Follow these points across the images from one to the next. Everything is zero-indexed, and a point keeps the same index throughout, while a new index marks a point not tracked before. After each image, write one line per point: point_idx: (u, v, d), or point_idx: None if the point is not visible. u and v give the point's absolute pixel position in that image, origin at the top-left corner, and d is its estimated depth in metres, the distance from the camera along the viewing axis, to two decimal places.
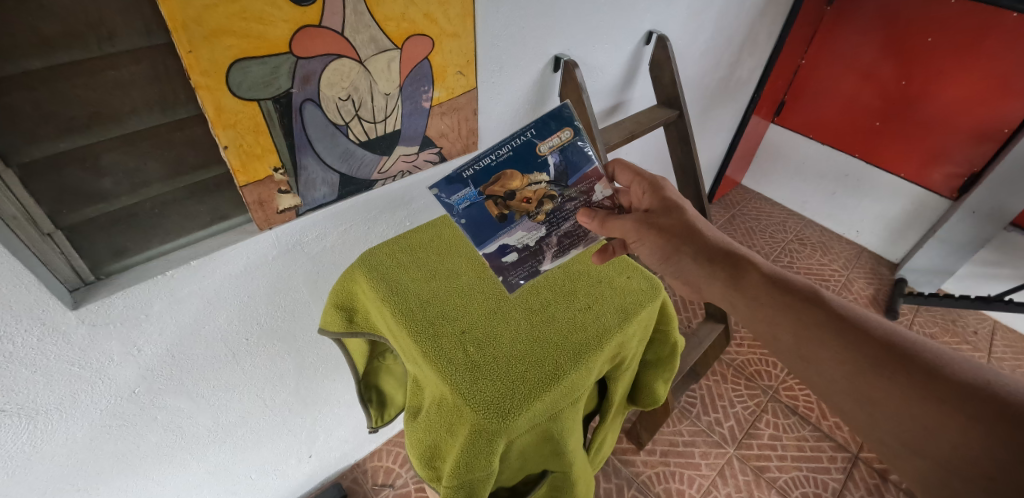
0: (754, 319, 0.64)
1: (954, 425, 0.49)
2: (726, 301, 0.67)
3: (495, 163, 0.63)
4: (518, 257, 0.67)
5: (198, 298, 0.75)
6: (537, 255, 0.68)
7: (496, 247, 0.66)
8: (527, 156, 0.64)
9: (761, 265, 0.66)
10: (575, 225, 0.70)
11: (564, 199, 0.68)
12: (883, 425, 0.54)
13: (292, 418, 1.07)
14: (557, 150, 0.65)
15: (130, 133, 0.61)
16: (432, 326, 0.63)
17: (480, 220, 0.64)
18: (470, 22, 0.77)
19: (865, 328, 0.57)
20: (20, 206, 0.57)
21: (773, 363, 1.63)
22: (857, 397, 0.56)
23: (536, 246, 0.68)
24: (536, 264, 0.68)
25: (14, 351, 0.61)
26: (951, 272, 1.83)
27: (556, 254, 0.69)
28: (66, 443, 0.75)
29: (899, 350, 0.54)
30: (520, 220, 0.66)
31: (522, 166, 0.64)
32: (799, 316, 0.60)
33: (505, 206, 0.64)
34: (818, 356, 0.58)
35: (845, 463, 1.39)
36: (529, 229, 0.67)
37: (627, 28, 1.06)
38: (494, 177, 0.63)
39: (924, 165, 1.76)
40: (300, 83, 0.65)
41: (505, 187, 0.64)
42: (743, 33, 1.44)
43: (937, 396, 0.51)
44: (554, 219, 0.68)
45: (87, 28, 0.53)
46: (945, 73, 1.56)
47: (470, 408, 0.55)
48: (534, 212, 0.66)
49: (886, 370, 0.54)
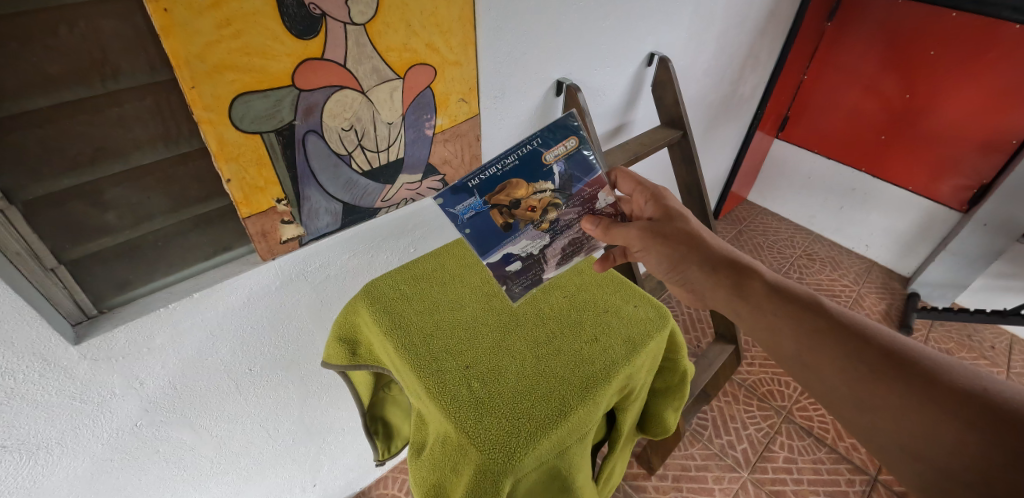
0: (756, 326, 0.62)
1: (949, 432, 0.47)
2: (729, 309, 0.65)
3: (501, 173, 0.60)
4: (522, 265, 0.68)
5: (201, 330, 0.74)
6: (540, 263, 0.69)
7: (500, 256, 0.65)
8: (533, 165, 0.62)
9: (764, 274, 0.64)
10: (579, 233, 0.70)
11: (569, 206, 0.67)
12: (882, 431, 0.52)
13: (298, 447, 1.05)
14: (563, 158, 0.64)
15: (134, 169, 0.62)
16: (434, 362, 0.62)
17: (485, 230, 0.63)
18: (471, 50, 0.77)
19: (865, 335, 0.55)
20: (24, 244, 0.57)
21: (785, 383, 1.60)
22: (857, 402, 0.53)
23: (539, 253, 0.68)
24: (539, 272, 0.69)
25: (15, 386, 0.61)
26: (964, 286, 1.80)
27: (560, 262, 0.70)
28: (67, 478, 0.74)
29: (897, 357, 0.53)
30: (525, 229, 0.65)
31: (528, 175, 0.62)
32: (801, 322, 0.58)
33: (510, 214, 0.63)
34: (821, 363, 0.56)
35: (863, 487, 1.35)
36: (534, 238, 0.67)
37: (628, 50, 1.06)
38: (500, 186, 0.61)
39: (932, 178, 1.75)
40: (303, 115, 0.65)
41: (512, 199, 0.62)
42: (744, 51, 1.45)
43: (935, 401, 0.49)
44: (557, 227, 0.68)
45: (90, 66, 0.54)
46: (950, 86, 1.56)
47: (476, 447, 0.54)
48: (539, 220, 0.66)
49: (886, 375, 0.52)
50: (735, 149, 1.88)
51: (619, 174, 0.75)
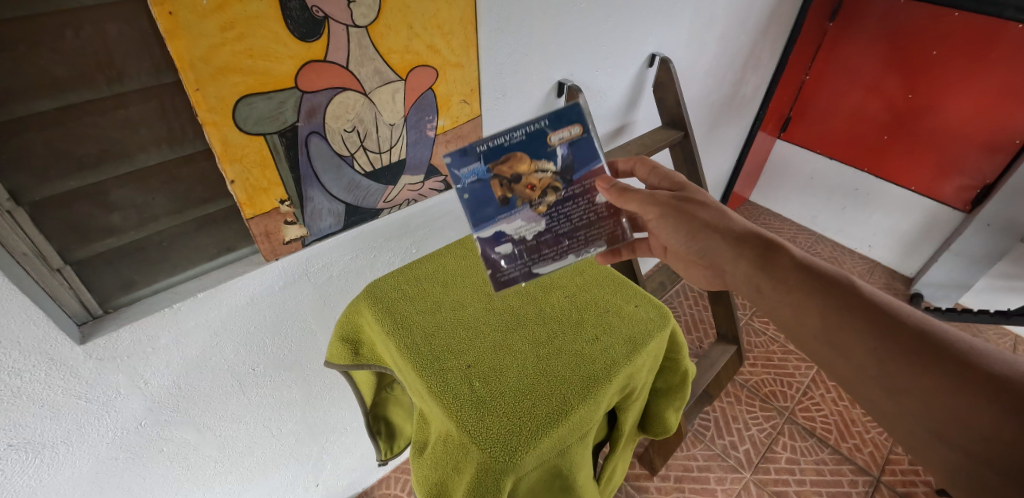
0: (781, 305, 0.61)
1: (985, 417, 0.46)
2: (753, 285, 0.64)
3: (506, 145, 0.60)
4: (512, 251, 0.66)
5: (205, 330, 0.75)
6: (532, 252, 0.67)
7: (491, 234, 0.64)
8: (538, 143, 0.62)
9: (792, 252, 0.64)
10: (575, 227, 0.69)
11: (568, 194, 0.67)
12: (911, 415, 0.51)
13: (301, 447, 1.06)
14: (570, 141, 0.64)
15: (139, 170, 0.62)
16: (437, 361, 0.62)
17: (480, 200, 0.62)
18: (473, 52, 0.78)
19: (897, 316, 0.54)
20: (32, 245, 0.58)
21: (787, 383, 1.60)
22: (887, 385, 0.52)
23: (531, 241, 0.67)
24: (529, 265, 0.68)
25: (21, 385, 0.61)
26: (967, 286, 1.79)
27: (550, 257, 0.68)
28: (72, 477, 0.74)
29: (933, 340, 0.51)
30: (520, 208, 0.64)
31: (532, 151, 0.62)
32: (832, 300, 0.57)
33: (507, 190, 0.62)
34: (850, 342, 0.55)
35: (866, 488, 1.34)
36: (528, 220, 0.66)
37: (630, 52, 1.06)
38: (503, 158, 0.61)
39: (934, 178, 1.74)
40: (306, 117, 0.65)
41: (515, 169, 0.62)
42: (746, 51, 1.45)
43: (972, 388, 0.47)
44: (553, 215, 0.67)
45: (97, 69, 0.54)
46: (953, 86, 1.56)
47: (478, 444, 0.54)
48: (536, 200, 0.65)
49: (920, 358, 0.51)
50: (737, 149, 1.88)
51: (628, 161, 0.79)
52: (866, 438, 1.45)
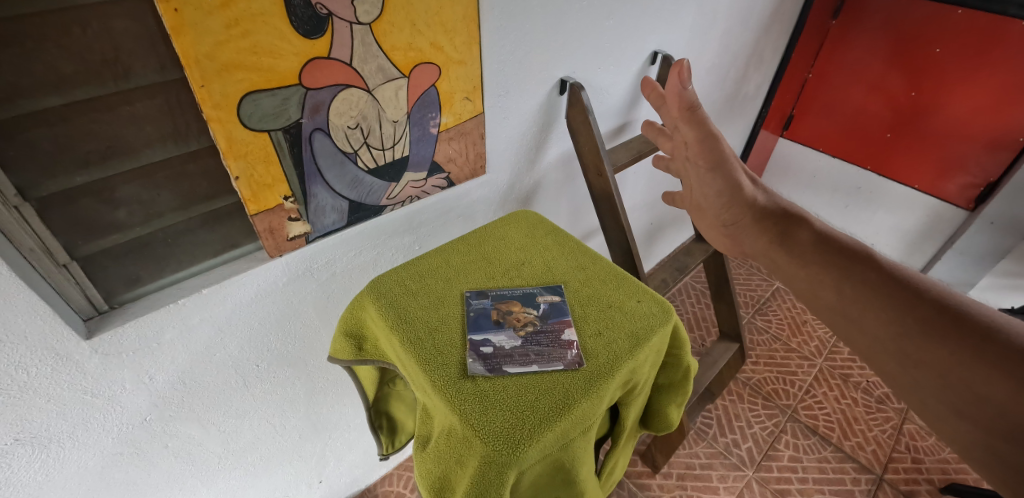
0: (798, 279, 0.63)
1: (1002, 389, 0.44)
2: (775, 260, 0.67)
3: (505, 292, 0.72)
4: (490, 354, 0.62)
5: (209, 326, 0.75)
6: (508, 360, 0.62)
7: (475, 337, 0.64)
8: (527, 299, 0.71)
9: (816, 225, 0.66)
10: (551, 350, 0.63)
11: (548, 331, 0.66)
12: (926, 389, 0.49)
13: (304, 443, 1.06)
14: (554, 302, 0.71)
15: (145, 166, 0.63)
16: (440, 355, 0.62)
17: (477, 316, 0.67)
18: (476, 49, 0.78)
19: (917, 289, 0.53)
20: (38, 239, 0.58)
21: (789, 381, 1.60)
22: (900, 356, 0.51)
23: (507, 352, 0.63)
24: (502, 365, 0.61)
25: (28, 380, 0.62)
26: (970, 284, 1.79)
27: (522, 363, 0.61)
28: (78, 471, 0.75)
29: (950, 311, 0.50)
30: (504, 326, 0.66)
31: (523, 301, 0.70)
32: (847, 274, 0.58)
33: (499, 314, 0.68)
34: (865, 314, 0.55)
35: (869, 486, 1.34)
36: (508, 340, 0.65)
37: (632, 49, 1.07)
38: (501, 298, 0.71)
39: (938, 176, 1.74)
40: (310, 113, 0.66)
41: (504, 307, 0.69)
42: (749, 49, 1.45)
43: (988, 359, 0.46)
44: (532, 340, 0.65)
45: (103, 66, 0.55)
46: (957, 83, 1.55)
47: (480, 439, 0.53)
48: (520, 328, 0.67)
49: (935, 329, 0.49)
50: (740, 147, 1.88)
51: (668, 89, 0.73)
52: (869, 436, 1.45)
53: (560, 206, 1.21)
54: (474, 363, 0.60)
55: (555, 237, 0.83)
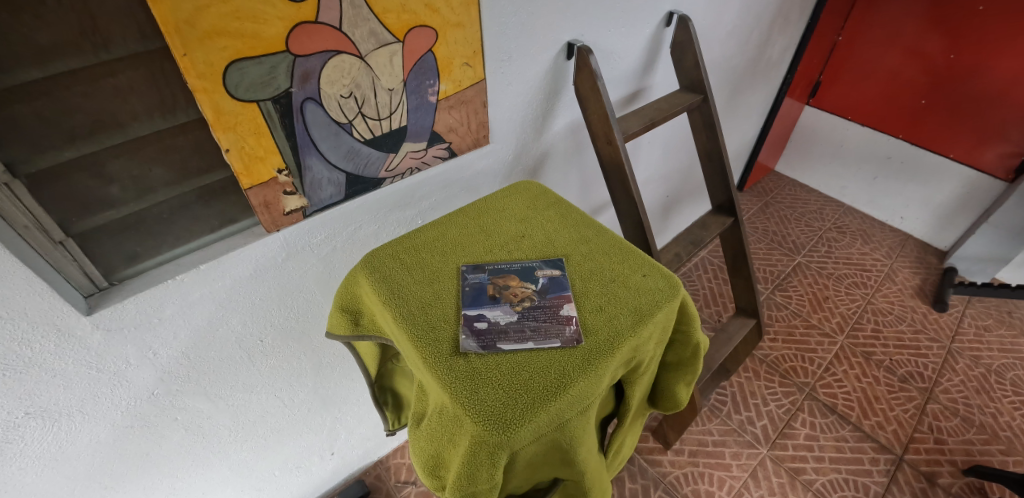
0: None
1: None
2: None
3: (505, 267, 0.69)
4: (484, 330, 0.60)
5: (210, 301, 0.74)
6: (502, 337, 0.60)
7: (471, 312, 0.62)
8: (525, 273, 0.68)
9: None
10: (545, 325, 0.61)
11: (542, 306, 0.63)
12: None
13: (314, 416, 1.08)
14: (551, 277, 0.68)
15: (134, 140, 0.61)
16: (433, 331, 0.60)
17: (474, 291, 0.65)
18: (474, 10, 0.74)
19: None
20: (31, 217, 0.58)
21: (809, 359, 1.55)
22: None
23: (502, 328, 0.61)
24: (496, 342, 0.59)
25: (33, 356, 0.62)
26: (1006, 259, 1.69)
27: (517, 341, 0.59)
28: (90, 444, 0.76)
29: None
30: (500, 301, 0.64)
31: (521, 275, 0.68)
32: None
33: (495, 289, 0.65)
34: None
35: (888, 466, 1.31)
36: (505, 315, 0.63)
37: (645, 10, 1.00)
38: (499, 274, 0.68)
39: (976, 144, 1.63)
40: (300, 82, 0.63)
41: (502, 281, 0.67)
42: (773, 8, 1.35)
43: None
44: (527, 316, 0.63)
45: (82, 35, 0.53)
46: (1000, 44, 1.44)
47: (470, 417, 0.52)
48: (517, 303, 0.64)
49: None
50: (762, 115, 1.79)
51: None
52: (891, 416, 1.41)
53: (569, 178, 1.17)
54: (467, 339, 0.59)
55: (558, 209, 0.79)
